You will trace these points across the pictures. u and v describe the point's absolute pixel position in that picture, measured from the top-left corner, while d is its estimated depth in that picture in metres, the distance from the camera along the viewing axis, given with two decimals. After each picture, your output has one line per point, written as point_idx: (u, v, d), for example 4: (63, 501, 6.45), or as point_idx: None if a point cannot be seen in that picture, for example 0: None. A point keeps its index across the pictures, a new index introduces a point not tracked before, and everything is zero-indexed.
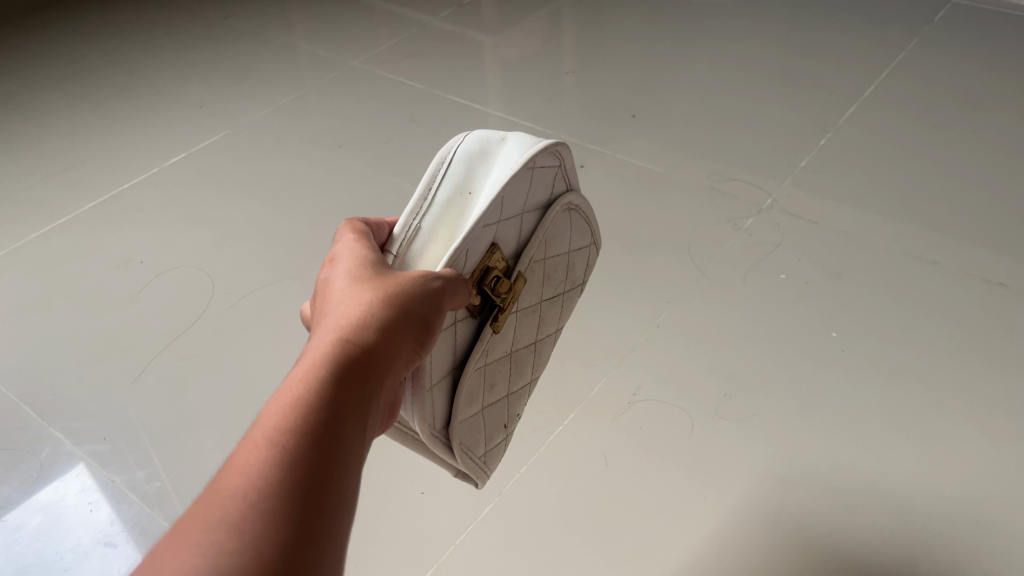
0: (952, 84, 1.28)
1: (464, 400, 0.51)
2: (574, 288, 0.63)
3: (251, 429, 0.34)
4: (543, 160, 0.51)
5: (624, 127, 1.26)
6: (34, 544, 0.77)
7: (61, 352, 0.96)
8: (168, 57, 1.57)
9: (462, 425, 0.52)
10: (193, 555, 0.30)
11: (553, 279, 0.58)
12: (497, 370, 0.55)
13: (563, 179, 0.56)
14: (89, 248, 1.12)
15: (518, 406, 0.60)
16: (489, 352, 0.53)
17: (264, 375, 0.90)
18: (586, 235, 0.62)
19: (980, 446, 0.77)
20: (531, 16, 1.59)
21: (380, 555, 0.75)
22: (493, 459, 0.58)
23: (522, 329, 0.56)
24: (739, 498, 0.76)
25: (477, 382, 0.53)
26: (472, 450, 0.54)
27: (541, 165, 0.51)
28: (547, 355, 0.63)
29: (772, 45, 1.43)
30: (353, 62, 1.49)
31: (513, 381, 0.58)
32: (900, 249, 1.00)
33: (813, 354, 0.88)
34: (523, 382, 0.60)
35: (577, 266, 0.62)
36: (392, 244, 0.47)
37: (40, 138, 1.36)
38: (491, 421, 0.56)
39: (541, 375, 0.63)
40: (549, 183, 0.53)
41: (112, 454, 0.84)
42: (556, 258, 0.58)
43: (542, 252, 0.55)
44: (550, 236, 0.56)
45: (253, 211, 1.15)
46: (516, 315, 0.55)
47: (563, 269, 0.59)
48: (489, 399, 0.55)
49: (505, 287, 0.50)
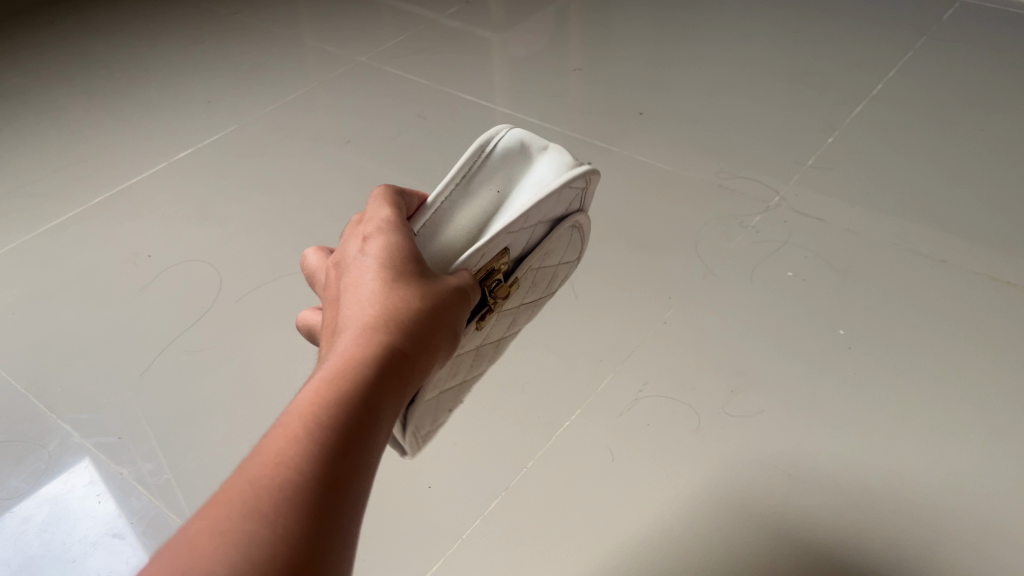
0: (961, 83, 1.28)
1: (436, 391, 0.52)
2: (547, 295, 0.63)
3: (294, 411, 0.35)
4: (580, 186, 0.51)
5: (631, 124, 1.26)
6: (43, 535, 0.77)
7: (69, 344, 0.97)
8: (178, 52, 1.58)
9: (423, 416, 0.53)
10: (240, 527, 0.31)
11: (537, 286, 0.58)
12: (465, 364, 0.55)
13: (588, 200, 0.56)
14: (98, 241, 1.13)
15: (462, 394, 0.61)
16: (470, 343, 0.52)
17: (272, 368, 0.91)
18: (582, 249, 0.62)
19: (988, 443, 0.77)
20: (539, 12, 1.59)
21: (387, 548, 0.75)
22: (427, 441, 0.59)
23: (497, 328, 0.57)
24: (746, 494, 0.76)
25: (448, 375, 0.53)
26: (420, 436, 0.55)
27: (577, 190, 0.52)
28: (502, 347, 0.63)
29: (780, 42, 1.43)
30: (361, 58, 1.50)
31: (471, 372, 0.58)
32: (908, 247, 1.00)
33: (820, 350, 0.88)
34: (475, 375, 0.60)
35: (562, 276, 0.62)
36: (422, 215, 0.51)
37: (50, 131, 1.37)
38: (444, 409, 0.57)
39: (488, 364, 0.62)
40: (574, 202, 0.54)
41: (121, 446, 0.85)
42: (551, 266, 0.58)
43: (546, 260, 0.56)
44: (559, 245, 0.56)
45: (261, 205, 1.16)
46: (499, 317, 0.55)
47: (548, 278, 0.60)
48: (449, 389, 0.56)
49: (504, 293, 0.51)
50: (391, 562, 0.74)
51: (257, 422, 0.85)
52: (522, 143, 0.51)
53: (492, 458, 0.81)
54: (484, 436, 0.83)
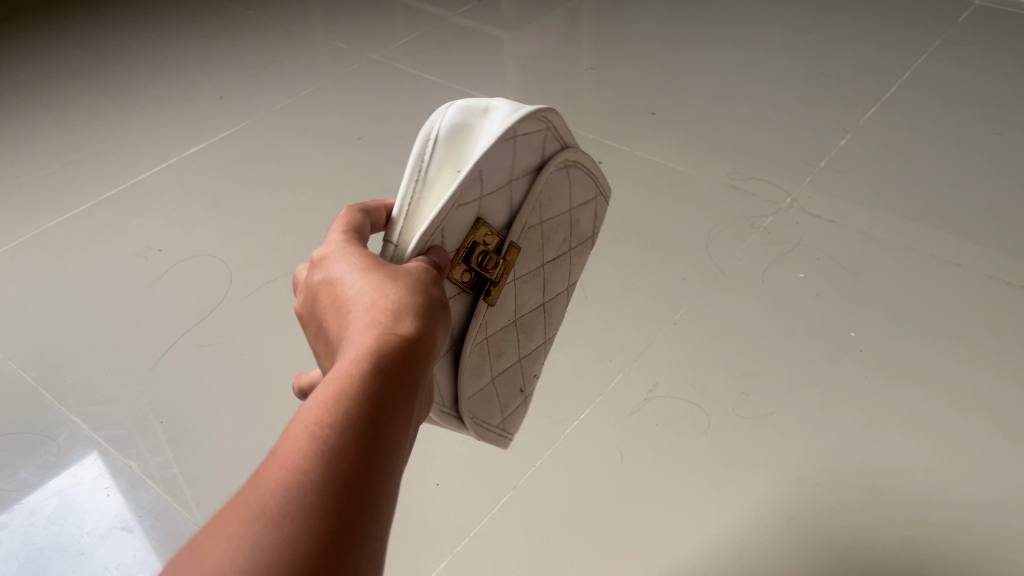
0: (975, 86, 1.27)
1: (467, 372, 0.52)
2: (587, 242, 0.60)
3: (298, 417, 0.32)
4: (534, 124, 0.50)
5: (643, 123, 1.26)
6: (52, 527, 0.77)
7: (79, 338, 0.97)
8: (191, 47, 1.58)
9: (469, 398, 0.53)
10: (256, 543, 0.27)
11: (555, 239, 0.56)
12: (507, 341, 0.55)
13: (567, 136, 0.54)
14: (109, 235, 1.13)
15: (537, 367, 0.61)
16: (488, 325, 0.52)
17: (281, 363, 0.91)
18: (597, 188, 0.59)
19: (1000, 446, 0.77)
20: (552, 11, 1.59)
21: (396, 544, 0.75)
22: (513, 420, 0.60)
23: (528, 298, 0.56)
24: (758, 496, 0.75)
25: (482, 358, 0.53)
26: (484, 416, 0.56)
27: (533, 127, 0.50)
28: (565, 311, 0.62)
29: (793, 43, 1.42)
30: (373, 55, 1.50)
31: (525, 345, 0.58)
32: (922, 250, 0.99)
33: (832, 352, 0.87)
34: (537, 351, 0.60)
35: (588, 222, 0.60)
36: (393, 229, 0.46)
37: (63, 125, 1.37)
38: (502, 387, 0.57)
39: (558, 332, 0.62)
40: (543, 145, 0.52)
41: (130, 440, 0.85)
42: (562, 216, 0.55)
43: (556, 211, 0.55)
44: (563, 192, 0.55)
45: (271, 201, 1.16)
46: (515, 289, 0.54)
47: (568, 227, 0.57)
48: (497, 370, 0.56)
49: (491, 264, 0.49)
50: (398, 558, 0.74)
51: (266, 418, 0.85)
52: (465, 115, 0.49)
53: (501, 457, 0.81)
54: None
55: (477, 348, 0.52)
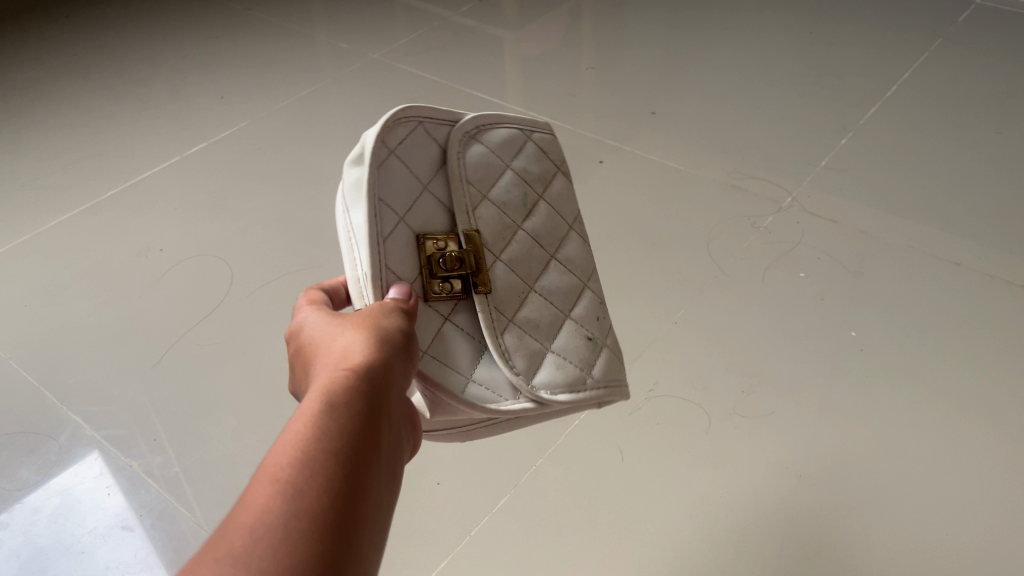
0: (976, 85, 1.27)
1: (515, 352, 0.51)
2: (549, 181, 0.61)
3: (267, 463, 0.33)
4: (398, 128, 0.52)
5: (643, 123, 1.26)
6: (53, 526, 0.78)
7: (81, 337, 0.97)
8: (191, 47, 1.58)
9: (535, 371, 0.52)
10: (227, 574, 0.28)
11: (512, 197, 0.57)
12: (540, 310, 0.54)
13: (438, 115, 0.56)
14: (110, 235, 1.13)
15: (592, 308, 0.58)
16: (504, 303, 0.52)
17: (281, 363, 0.91)
18: (515, 131, 0.61)
19: (1000, 446, 0.77)
20: (553, 11, 1.59)
21: (395, 543, 0.75)
22: (609, 361, 0.57)
23: (529, 263, 0.55)
24: (758, 496, 0.75)
25: (523, 336, 0.52)
26: (572, 375, 0.53)
27: (400, 132, 0.52)
28: (583, 247, 0.61)
29: (794, 43, 1.42)
30: (373, 55, 1.50)
31: (566, 299, 0.57)
32: (922, 249, 0.99)
33: (832, 352, 0.87)
34: (580, 299, 0.58)
35: (536, 163, 0.61)
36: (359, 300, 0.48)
37: (64, 124, 1.37)
38: (569, 345, 0.55)
39: (595, 269, 0.61)
40: (426, 141, 0.54)
41: (131, 439, 0.85)
42: (500, 176, 0.57)
43: (493, 179, 0.56)
44: (486, 158, 0.57)
45: (272, 201, 1.16)
46: (511, 266, 0.54)
47: (517, 182, 0.58)
48: (551, 338, 0.54)
49: (457, 257, 0.50)
50: (399, 558, 0.74)
51: (267, 418, 0.85)
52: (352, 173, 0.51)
53: (500, 455, 0.81)
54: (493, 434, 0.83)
55: (512, 330, 0.51)
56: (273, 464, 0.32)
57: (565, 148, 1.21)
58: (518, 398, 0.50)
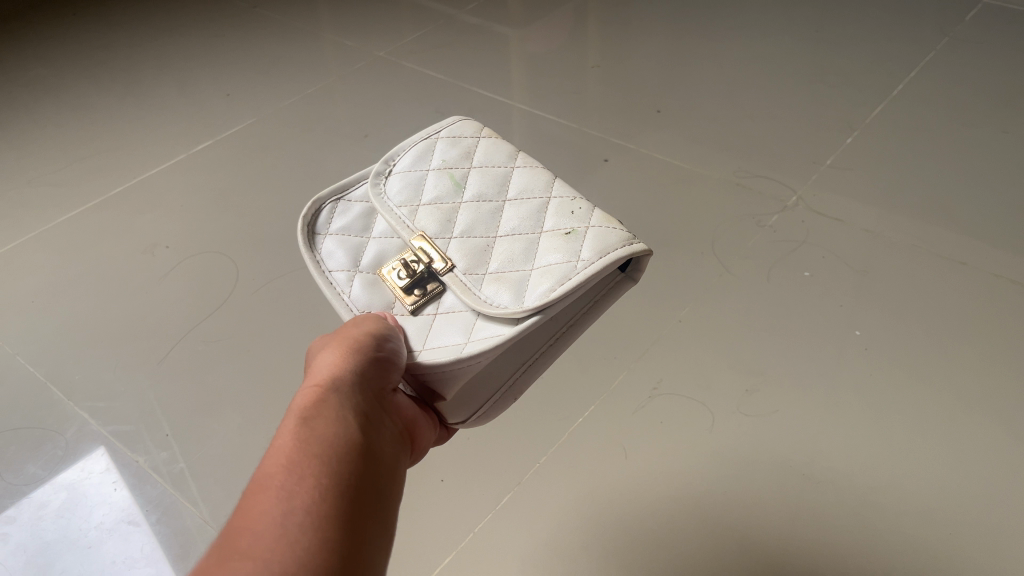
0: (983, 84, 1.26)
1: (496, 294, 0.61)
2: (470, 147, 0.73)
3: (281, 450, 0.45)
4: (321, 215, 0.70)
5: (649, 121, 1.26)
6: (60, 521, 0.78)
7: (88, 333, 0.98)
8: (198, 44, 1.59)
9: (521, 293, 0.61)
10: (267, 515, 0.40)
11: (440, 186, 0.70)
12: (511, 249, 0.64)
13: (348, 186, 0.72)
14: (116, 232, 1.13)
15: (562, 210, 0.66)
16: (468, 267, 0.64)
17: (286, 361, 0.91)
18: (421, 143, 0.74)
19: (1007, 447, 0.77)
20: (559, 9, 1.59)
21: (402, 539, 0.75)
22: (598, 234, 0.63)
23: (484, 221, 0.67)
24: (762, 493, 0.76)
25: (503, 276, 0.63)
26: (557, 270, 0.61)
27: (324, 216, 0.70)
28: (528, 168, 0.71)
29: (800, 42, 1.42)
30: (380, 53, 1.50)
31: (532, 223, 0.66)
32: (929, 249, 0.99)
33: (836, 350, 0.87)
34: (547, 211, 0.66)
35: (453, 148, 0.73)
36: None
37: (71, 121, 1.38)
38: (551, 252, 0.63)
39: (548, 176, 0.70)
40: (346, 208, 0.71)
41: (137, 434, 0.85)
42: (421, 183, 0.71)
43: (420, 190, 0.70)
44: (406, 181, 0.71)
45: (278, 199, 1.16)
46: (466, 235, 0.66)
47: (440, 172, 0.71)
48: (530, 260, 0.63)
49: (409, 264, 0.64)
50: (404, 555, 0.74)
51: (272, 414, 0.86)
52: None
53: (505, 452, 0.81)
54: (498, 431, 0.83)
55: (486, 281, 0.63)
56: (285, 454, 0.44)
57: (570, 146, 1.21)
58: (515, 324, 0.60)
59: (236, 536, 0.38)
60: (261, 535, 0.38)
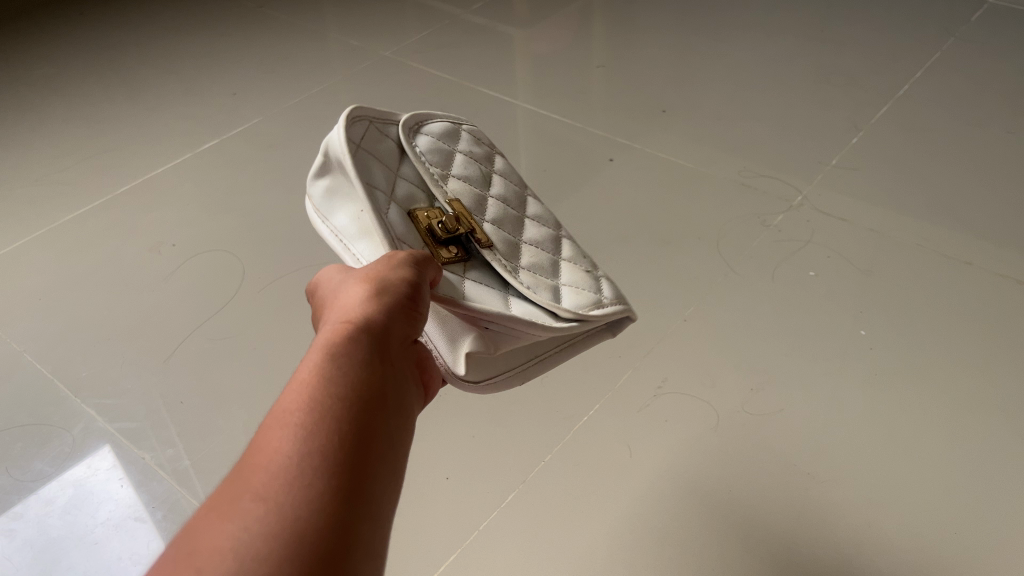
0: (988, 85, 1.26)
1: (535, 287, 0.57)
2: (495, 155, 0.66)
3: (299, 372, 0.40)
4: (356, 125, 0.57)
5: (654, 121, 1.26)
6: (66, 517, 0.78)
7: (95, 330, 0.98)
8: (203, 44, 1.59)
9: (559, 297, 0.58)
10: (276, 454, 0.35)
11: (469, 171, 0.62)
12: (538, 256, 0.60)
13: (382, 113, 0.60)
14: (122, 230, 1.14)
15: (576, 251, 0.63)
16: (507, 254, 0.58)
17: (291, 359, 0.91)
18: (448, 122, 0.65)
19: (1012, 447, 0.77)
20: (564, 9, 1.59)
21: (406, 537, 0.75)
22: (611, 285, 0.62)
23: (509, 222, 0.61)
24: (765, 493, 0.76)
25: (535, 275, 0.58)
26: (586, 296, 0.59)
27: (359, 128, 0.57)
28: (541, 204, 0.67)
29: (806, 42, 1.41)
30: (385, 53, 1.50)
31: (553, 247, 0.62)
32: (934, 249, 0.99)
33: (841, 350, 0.87)
34: (563, 245, 0.63)
35: (476, 145, 0.65)
36: None
37: (78, 120, 1.38)
38: (574, 278, 0.60)
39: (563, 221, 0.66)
40: (379, 135, 0.59)
41: (143, 432, 0.86)
42: (453, 156, 0.62)
43: (448, 160, 0.61)
44: (436, 145, 0.61)
45: (283, 198, 1.16)
46: (496, 224, 0.60)
47: (469, 158, 0.63)
48: (557, 274, 0.60)
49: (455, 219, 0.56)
50: (408, 552, 0.74)
51: None
52: (325, 189, 0.57)
53: (510, 450, 0.81)
54: (502, 428, 0.83)
55: (523, 272, 0.58)
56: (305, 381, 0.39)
57: (576, 146, 1.22)
58: (556, 317, 0.56)
59: (245, 478, 0.34)
60: (260, 486, 0.33)
